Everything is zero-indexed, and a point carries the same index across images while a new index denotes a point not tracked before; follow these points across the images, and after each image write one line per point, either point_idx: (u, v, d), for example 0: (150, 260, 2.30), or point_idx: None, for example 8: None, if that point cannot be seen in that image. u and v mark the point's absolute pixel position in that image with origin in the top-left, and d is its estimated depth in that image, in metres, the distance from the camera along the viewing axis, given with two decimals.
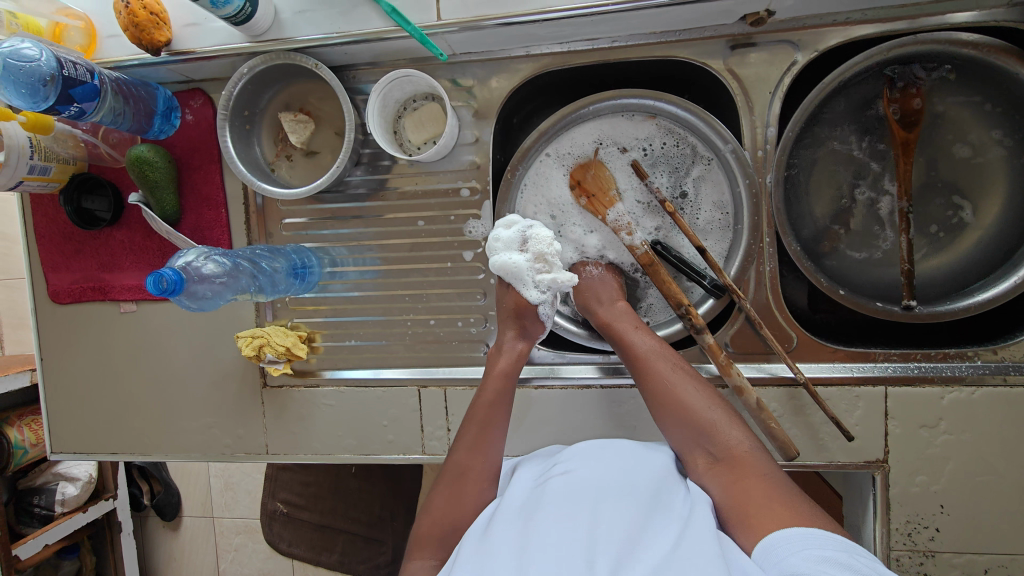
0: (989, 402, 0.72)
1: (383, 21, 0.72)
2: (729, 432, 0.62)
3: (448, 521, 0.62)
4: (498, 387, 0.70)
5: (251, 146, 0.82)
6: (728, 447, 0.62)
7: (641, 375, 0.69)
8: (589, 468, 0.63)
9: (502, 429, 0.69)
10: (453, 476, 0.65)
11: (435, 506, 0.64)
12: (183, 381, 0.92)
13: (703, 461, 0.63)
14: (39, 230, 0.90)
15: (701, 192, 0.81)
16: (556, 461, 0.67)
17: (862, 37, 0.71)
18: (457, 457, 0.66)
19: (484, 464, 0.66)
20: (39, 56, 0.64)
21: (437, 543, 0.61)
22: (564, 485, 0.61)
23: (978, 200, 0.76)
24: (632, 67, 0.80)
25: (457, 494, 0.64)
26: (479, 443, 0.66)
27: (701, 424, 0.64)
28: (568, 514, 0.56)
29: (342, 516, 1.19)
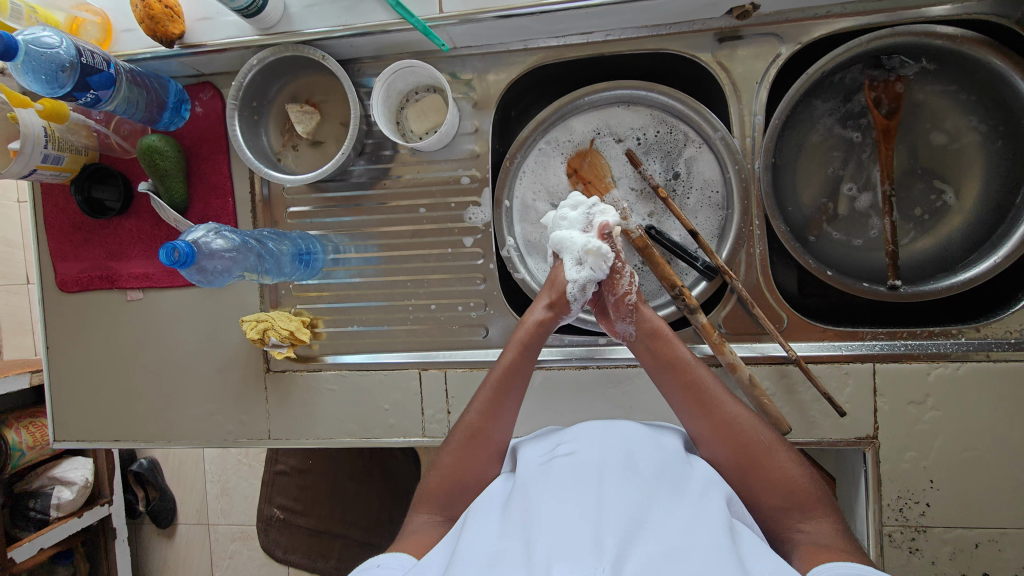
0: (974, 378, 0.74)
1: (387, 14, 0.76)
2: (804, 490, 0.59)
3: (453, 479, 0.67)
4: (519, 353, 0.71)
5: (259, 136, 0.85)
6: (802, 506, 0.59)
7: (672, 383, 0.66)
8: (593, 449, 0.64)
9: (518, 397, 0.71)
10: (465, 436, 0.69)
11: (444, 464, 0.68)
12: (186, 367, 0.93)
13: (774, 517, 0.60)
14: (49, 220, 0.93)
15: (694, 174, 0.83)
16: (560, 442, 0.68)
17: (843, 30, 0.75)
18: (470, 417, 0.70)
19: (494, 428, 0.69)
20: (59, 44, 0.67)
21: (442, 499, 0.66)
22: (569, 468, 0.62)
23: (958, 185, 0.80)
24: (624, 60, 0.84)
25: (465, 453, 0.68)
26: (493, 408, 0.69)
27: (773, 478, 0.60)
28: (573, 495, 0.57)
29: (340, 520, 1.19)
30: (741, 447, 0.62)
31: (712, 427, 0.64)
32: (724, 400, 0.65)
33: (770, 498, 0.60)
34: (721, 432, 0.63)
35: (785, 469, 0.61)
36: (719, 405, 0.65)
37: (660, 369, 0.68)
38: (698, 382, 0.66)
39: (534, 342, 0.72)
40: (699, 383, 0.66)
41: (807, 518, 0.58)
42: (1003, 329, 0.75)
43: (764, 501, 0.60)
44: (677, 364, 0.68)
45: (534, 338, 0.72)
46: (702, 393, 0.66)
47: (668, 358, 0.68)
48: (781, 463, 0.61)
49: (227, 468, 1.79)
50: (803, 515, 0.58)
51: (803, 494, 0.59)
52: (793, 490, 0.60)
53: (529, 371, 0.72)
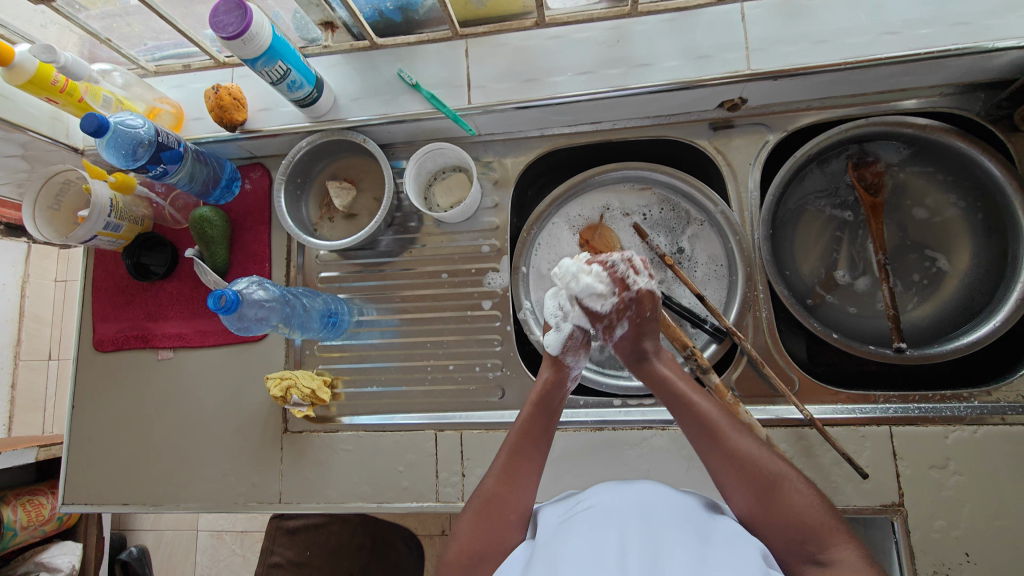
0: (994, 440, 0.73)
1: (422, 105, 0.87)
2: (818, 523, 0.59)
3: (471, 547, 0.65)
4: (531, 412, 0.73)
5: (300, 207, 0.94)
6: (818, 538, 0.58)
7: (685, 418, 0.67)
8: (614, 502, 0.65)
9: (537, 460, 0.70)
10: (481, 502, 0.68)
11: (463, 532, 0.67)
12: (206, 427, 0.94)
13: (791, 550, 0.59)
14: (97, 283, 0.99)
15: (696, 248, 0.90)
16: (580, 499, 0.69)
17: (822, 121, 0.85)
18: (487, 483, 0.69)
19: (511, 491, 0.68)
20: (140, 125, 0.78)
21: (458, 573, 0.64)
22: (591, 521, 0.62)
23: (947, 256, 0.85)
24: (630, 146, 0.94)
25: (481, 520, 0.66)
26: (509, 472, 0.69)
27: (786, 510, 0.60)
28: (597, 545, 0.57)
29: None
30: (753, 480, 0.62)
31: (721, 461, 0.64)
32: (731, 433, 0.65)
33: (785, 531, 0.60)
34: (733, 466, 0.63)
35: (799, 504, 0.60)
36: (728, 437, 0.64)
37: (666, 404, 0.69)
38: (703, 415, 0.66)
39: (547, 399, 0.73)
40: (706, 417, 0.66)
41: (826, 550, 0.58)
42: (1014, 392, 0.76)
43: (779, 535, 0.60)
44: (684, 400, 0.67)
45: (547, 399, 0.73)
46: (712, 429, 0.65)
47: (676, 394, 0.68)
48: (794, 495, 0.61)
49: (220, 558, 1.72)
50: (820, 547, 0.58)
51: (818, 527, 0.59)
52: (808, 523, 0.59)
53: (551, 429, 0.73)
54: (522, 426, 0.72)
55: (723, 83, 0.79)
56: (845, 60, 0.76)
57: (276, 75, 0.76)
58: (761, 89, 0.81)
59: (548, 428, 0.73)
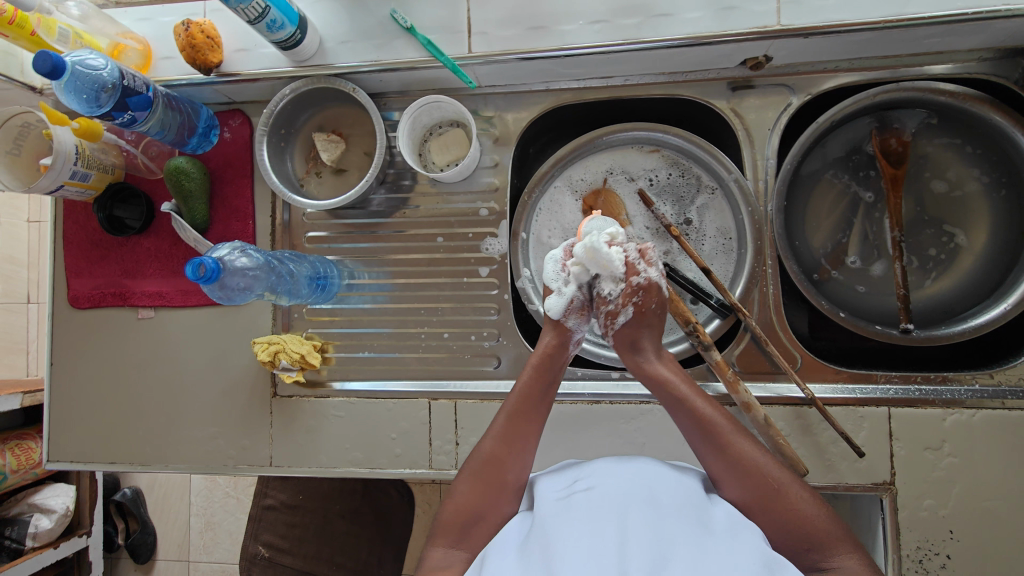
0: (991, 424, 0.73)
1: (417, 52, 0.79)
2: (822, 529, 0.59)
3: (468, 512, 0.64)
4: (532, 376, 0.68)
5: (284, 162, 0.87)
6: (823, 547, 0.58)
7: (680, 405, 0.64)
8: (613, 483, 0.62)
9: (537, 427, 0.68)
10: (481, 464, 0.66)
11: (460, 494, 0.65)
12: (192, 389, 0.91)
13: (795, 555, 0.59)
14: (68, 236, 0.93)
15: (705, 218, 0.86)
16: (578, 476, 0.66)
17: (849, 84, 0.79)
18: (485, 446, 0.67)
19: (511, 458, 0.66)
20: (103, 66, 0.70)
21: (457, 532, 0.63)
22: (590, 503, 0.60)
23: (965, 234, 0.82)
24: (641, 104, 0.88)
25: (480, 486, 0.65)
26: (508, 436, 0.66)
27: (791, 518, 0.59)
28: (595, 530, 0.55)
29: (328, 561, 1.13)
30: (757, 486, 0.61)
31: (726, 471, 0.62)
32: (736, 440, 0.63)
33: (788, 540, 0.60)
34: (731, 468, 0.62)
35: (801, 507, 0.60)
36: (729, 441, 0.62)
37: (673, 413, 0.66)
38: (705, 418, 0.63)
39: (549, 365, 0.69)
40: (708, 423, 0.63)
41: (829, 557, 0.58)
42: (1017, 376, 0.75)
43: (782, 540, 0.60)
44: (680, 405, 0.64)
45: (547, 365, 0.69)
46: (711, 436, 0.63)
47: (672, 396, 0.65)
48: (799, 502, 0.60)
49: (214, 501, 1.75)
50: (823, 555, 0.58)
51: (822, 534, 0.59)
52: (812, 530, 0.59)
53: (551, 395, 0.69)
54: (522, 391, 0.68)
55: (749, 39, 0.72)
56: (883, 17, 0.69)
57: (252, 13, 0.69)
58: (789, 47, 0.74)
59: (548, 395, 0.69)
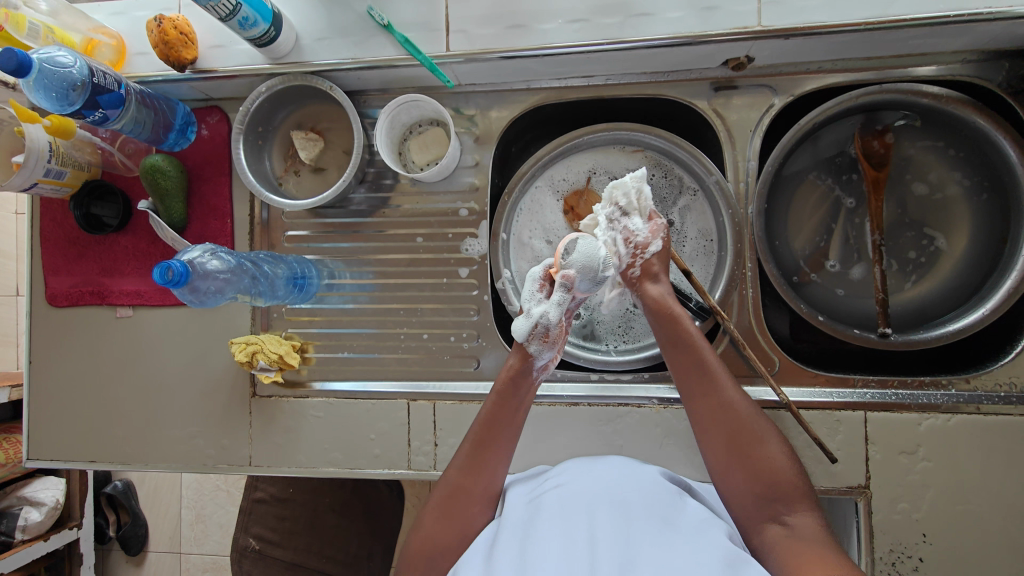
0: (966, 429, 0.74)
1: (395, 50, 0.78)
2: (792, 485, 0.62)
3: (434, 541, 0.64)
4: (497, 406, 0.67)
5: (262, 160, 0.86)
6: (789, 499, 0.61)
7: (676, 342, 0.67)
8: (584, 483, 0.63)
9: (504, 451, 0.67)
10: (446, 495, 0.66)
11: (427, 524, 0.66)
12: (172, 388, 0.91)
13: (756, 506, 0.62)
14: (45, 233, 0.92)
15: (686, 220, 0.85)
16: (550, 477, 0.67)
17: (833, 86, 0.78)
18: (451, 475, 0.67)
19: (478, 485, 0.66)
20: (73, 64, 0.69)
21: (423, 564, 0.64)
22: (561, 505, 0.60)
23: (947, 238, 0.81)
24: (623, 104, 0.87)
25: (445, 514, 0.65)
26: (474, 465, 0.66)
27: (763, 470, 0.63)
28: (566, 531, 0.56)
29: (317, 554, 1.14)
30: (736, 435, 0.64)
31: (712, 411, 0.65)
32: (728, 387, 0.65)
33: (756, 489, 0.62)
34: (718, 414, 0.65)
35: (777, 462, 0.63)
36: (722, 390, 0.65)
37: (671, 336, 0.68)
38: (700, 358, 0.66)
39: (513, 393, 0.67)
40: (703, 358, 0.66)
41: (792, 511, 0.61)
42: (993, 381, 0.75)
43: (749, 489, 0.63)
44: (678, 346, 0.67)
45: (513, 389, 0.67)
46: (705, 381, 0.66)
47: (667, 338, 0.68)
48: (775, 458, 0.63)
49: (205, 493, 1.75)
50: (787, 508, 0.61)
51: (790, 487, 0.62)
52: (781, 484, 0.62)
53: (521, 411, 0.68)
54: (486, 420, 0.67)
55: (730, 40, 0.71)
56: (865, 19, 0.68)
57: (224, 10, 0.67)
58: (771, 47, 0.73)
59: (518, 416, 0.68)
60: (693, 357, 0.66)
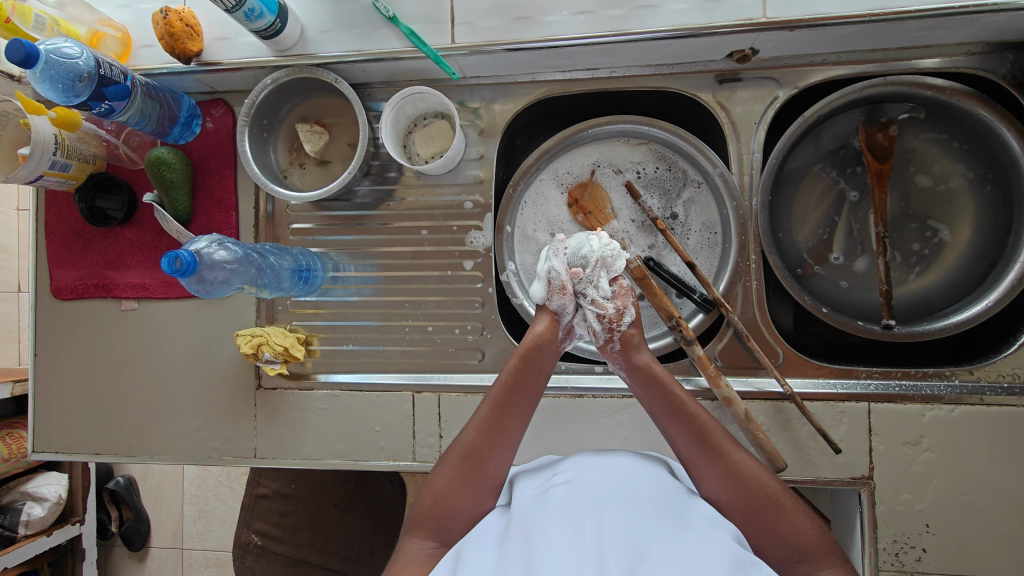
0: (970, 419, 0.74)
1: (400, 42, 0.78)
2: (813, 543, 0.60)
3: (445, 502, 0.64)
4: (519, 369, 0.67)
5: (267, 153, 0.86)
6: (812, 558, 0.60)
7: (676, 408, 0.65)
8: (592, 478, 0.63)
9: (519, 421, 0.67)
10: (461, 456, 0.66)
11: (439, 483, 0.66)
12: (177, 380, 0.91)
13: (782, 566, 0.60)
14: (50, 226, 0.92)
15: (691, 213, 0.86)
16: (556, 472, 0.67)
17: (837, 78, 0.79)
18: (466, 437, 0.67)
19: (492, 451, 0.66)
20: (79, 55, 0.69)
21: (434, 525, 0.64)
22: (568, 499, 0.60)
23: (951, 230, 0.81)
24: (627, 96, 0.87)
25: (459, 476, 0.65)
26: (491, 430, 0.66)
27: (785, 531, 0.60)
28: (573, 524, 0.56)
29: (319, 549, 1.15)
30: (750, 498, 0.61)
31: (722, 478, 0.62)
32: (732, 449, 0.64)
33: (781, 552, 0.60)
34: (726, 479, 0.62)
35: (796, 522, 0.61)
36: (728, 453, 0.63)
37: (669, 411, 0.66)
38: (700, 425, 0.65)
39: (536, 359, 0.68)
40: (707, 432, 0.64)
41: (817, 568, 0.59)
42: (996, 373, 0.75)
43: (774, 552, 0.60)
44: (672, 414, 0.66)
45: (535, 353, 0.68)
46: (704, 450, 0.64)
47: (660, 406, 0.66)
48: (793, 515, 0.61)
49: (208, 489, 1.76)
50: (810, 565, 0.59)
51: (812, 545, 0.60)
52: (804, 542, 0.60)
53: (541, 380, 0.69)
54: (506, 382, 0.67)
55: (735, 31, 0.71)
56: (870, 11, 0.68)
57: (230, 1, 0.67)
58: (776, 40, 0.73)
59: (537, 386, 0.69)
60: (691, 425, 0.64)
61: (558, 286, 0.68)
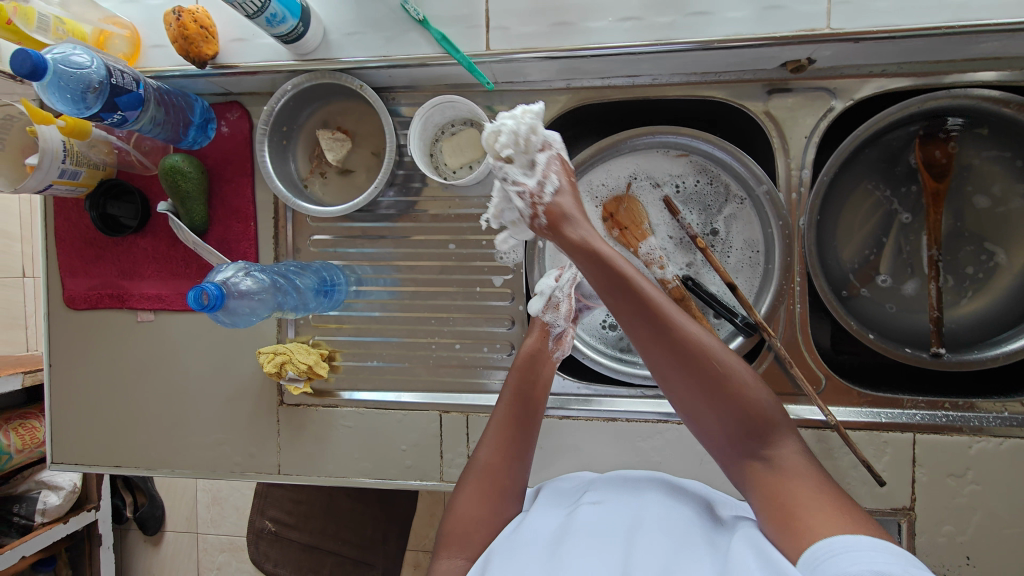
0: (1018, 453, 0.72)
1: (430, 47, 0.73)
2: (765, 416, 0.54)
3: (471, 523, 0.61)
4: (519, 382, 0.69)
5: (286, 161, 0.82)
6: (761, 434, 0.54)
7: (625, 280, 0.54)
8: (621, 505, 0.60)
9: (528, 438, 0.67)
10: (479, 474, 0.64)
11: (462, 505, 0.63)
12: (196, 396, 0.89)
13: (732, 442, 0.55)
14: (60, 234, 0.89)
15: (732, 229, 0.82)
16: (586, 491, 0.64)
17: (896, 89, 0.73)
18: (482, 455, 0.66)
19: (508, 465, 0.64)
20: (90, 64, 0.64)
21: (461, 542, 0.60)
22: (595, 517, 0.57)
23: (1006, 253, 0.77)
24: (668, 105, 0.82)
25: (480, 494, 0.63)
26: (504, 445, 0.66)
27: (741, 407, 0.54)
28: (600, 545, 0.53)
29: (332, 537, 1.12)
30: (706, 380, 0.54)
31: (666, 352, 0.54)
32: (681, 321, 0.54)
33: (728, 426, 0.54)
34: (681, 361, 0.54)
35: (746, 395, 0.54)
36: (675, 327, 0.54)
37: (601, 292, 0.55)
38: (643, 301, 0.53)
39: (534, 370, 0.70)
40: (624, 303, 0.54)
41: (768, 445, 0.54)
42: None
43: (722, 427, 0.55)
44: (604, 263, 0.54)
45: (532, 366, 0.70)
46: (650, 324, 0.53)
47: (595, 265, 0.55)
48: (743, 388, 0.54)
49: None
50: (761, 436, 0.54)
51: (761, 420, 0.54)
52: (749, 415, 0.54)
53: (545, 390, 0.70)
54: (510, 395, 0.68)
55: (794, 42, 0.66)
56: (943, 23, 0.63)
57: (251, 8, 0.62)
58: (836, 50, 0.68)
59: (540, 396, 0.69)
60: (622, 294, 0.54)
61: (552, 305, 0.74)
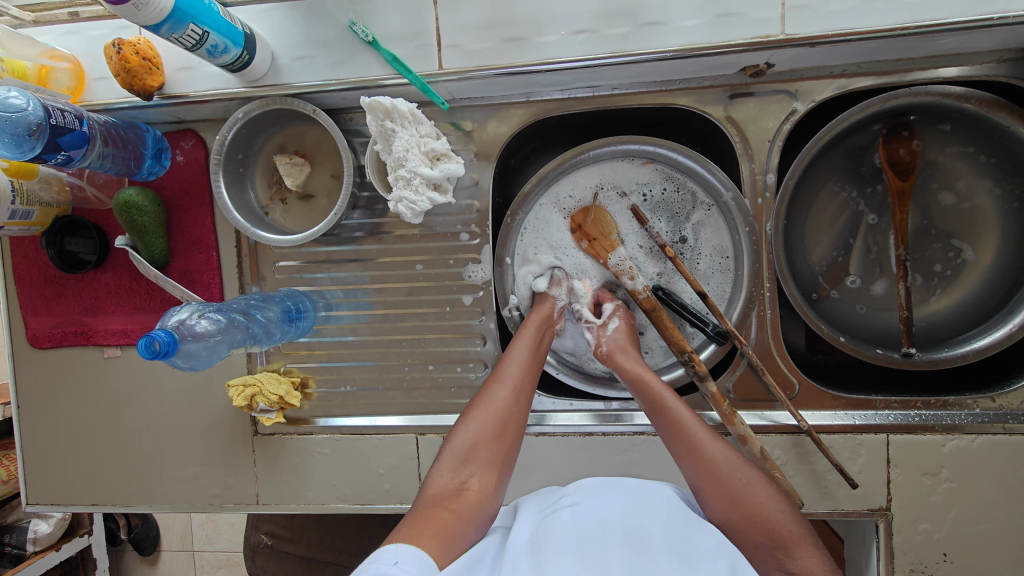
0: (991, 449, 0.72)
1: (381, 68, 0.71)
2: (789, 529, 0.57)
3: (480, 444, 0.63)
4: (534, 329, 0.75)
5: (245, 190, 0.80)
6: (786, 545, 0.56)
7: (659, 408, 0.67)
8: (599, 503, 0.58)
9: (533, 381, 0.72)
10: (490, 407, 0.66)
11: (470, 430, 0.64)
12: (170, 429, 0.88)
13: (758, 552, 0.56)
14: (19, 272, 0.86)
15: (701, 236, 0.81)
16: (563, 496, 0.62)
17: (857, 89, 0.73)
18: (496, 391, 0.68)
19: (520, 400, 0.68)
20: (26, 106, 0.61)
21: (460, 459, 0.62)
22: (571, 521, 0.55)
23: (973, 249, 0.77)
24: (630, 113, 0.81)
25: (493, 424, 0.65)
26: (519, 381, 0.69)
27: (757, 516, 0.58)
28: (576, 553, 0.50)
29: (330, 547, 1.08)
30: (731, 492, 0.59)
31: (696, 464, 0.62)
32: (705, 440, 0.63)
33: (750, 535, 0.57)
34: (713, 474, 0.61)
35: (768, 510, 0.58)
36: (702, 446, 0.63)
37: (650, 415, 0.68)
38: (679, 429, 0.65)
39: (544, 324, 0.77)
40: (681, 428, 0.64)
41: (794, 558, 0.55)
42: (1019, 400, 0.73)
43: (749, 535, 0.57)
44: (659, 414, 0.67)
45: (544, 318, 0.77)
46: (684, 450, 0.63)
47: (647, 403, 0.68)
48: (767, 507, 0.58)
49: None
50: (787, 555, 0.55)
51: (782, 531, 0.56)
52: (776, 530, 0.57)
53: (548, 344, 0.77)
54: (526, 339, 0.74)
55: (750, 49, 0.65)
56: (898, 24, 0.62)
57: (189, 40, 0.60)
58: (793, 54, 0.67)
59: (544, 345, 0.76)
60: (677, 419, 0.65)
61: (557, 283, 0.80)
